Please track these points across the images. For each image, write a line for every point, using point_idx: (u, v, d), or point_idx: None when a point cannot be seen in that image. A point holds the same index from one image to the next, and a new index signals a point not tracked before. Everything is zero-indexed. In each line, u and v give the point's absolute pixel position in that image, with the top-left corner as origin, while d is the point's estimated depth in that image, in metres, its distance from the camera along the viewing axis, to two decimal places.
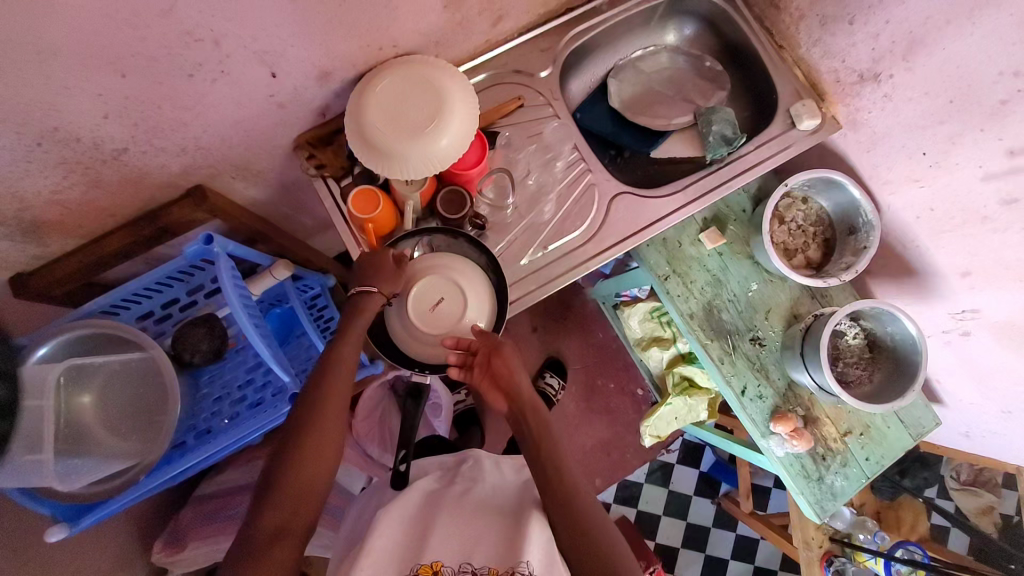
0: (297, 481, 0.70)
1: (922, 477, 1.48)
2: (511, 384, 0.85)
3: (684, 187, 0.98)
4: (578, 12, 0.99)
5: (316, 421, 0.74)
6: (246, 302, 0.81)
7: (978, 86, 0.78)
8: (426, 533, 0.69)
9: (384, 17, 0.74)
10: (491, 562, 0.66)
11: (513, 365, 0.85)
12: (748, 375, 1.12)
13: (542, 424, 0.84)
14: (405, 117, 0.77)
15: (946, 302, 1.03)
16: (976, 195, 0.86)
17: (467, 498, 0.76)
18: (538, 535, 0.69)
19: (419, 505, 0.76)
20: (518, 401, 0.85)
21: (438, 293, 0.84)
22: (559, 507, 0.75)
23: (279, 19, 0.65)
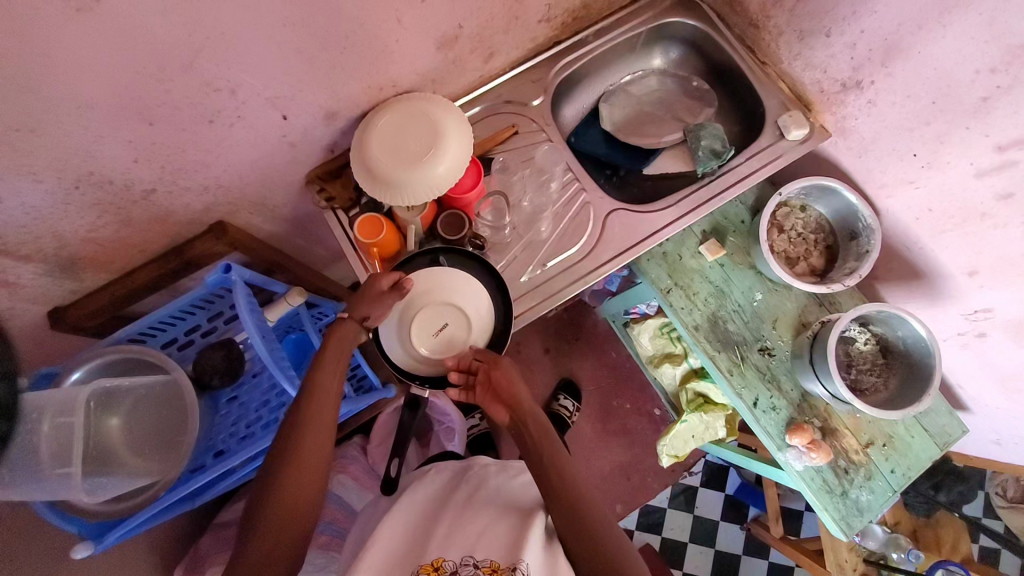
0: (299, 490, 0.74)
1: (959, 492, 1.38)
2: (511, 396, 0.87)
3: (677, 201, 1.01)
4: (565, 44, 1.06)
5: (323, 431, 0.79)
6: (261, 324, 0.86)
7: (956, 86, 0.80)
8: (430, 538, 0.79)
9: (383, 60, 0.81)
10: (492, 557, 0.74)
11: (512, 376, 0.86)
12: (759, 386, 1.10)
13: (542, 431, 0.86)
14: (405, 148, 0.83)
15: (957, 303, 1.02)
16: (972, 191, 0.86)
17: (472, 505, 0.85)
18: (536, 537, 0.75)
19: (424, 513, 0.87)
20: (518, 410, 0.87)
21: (442, 319, 0.87)
22: (559, 505, 0.78)
23: (286, 67, 0.72)
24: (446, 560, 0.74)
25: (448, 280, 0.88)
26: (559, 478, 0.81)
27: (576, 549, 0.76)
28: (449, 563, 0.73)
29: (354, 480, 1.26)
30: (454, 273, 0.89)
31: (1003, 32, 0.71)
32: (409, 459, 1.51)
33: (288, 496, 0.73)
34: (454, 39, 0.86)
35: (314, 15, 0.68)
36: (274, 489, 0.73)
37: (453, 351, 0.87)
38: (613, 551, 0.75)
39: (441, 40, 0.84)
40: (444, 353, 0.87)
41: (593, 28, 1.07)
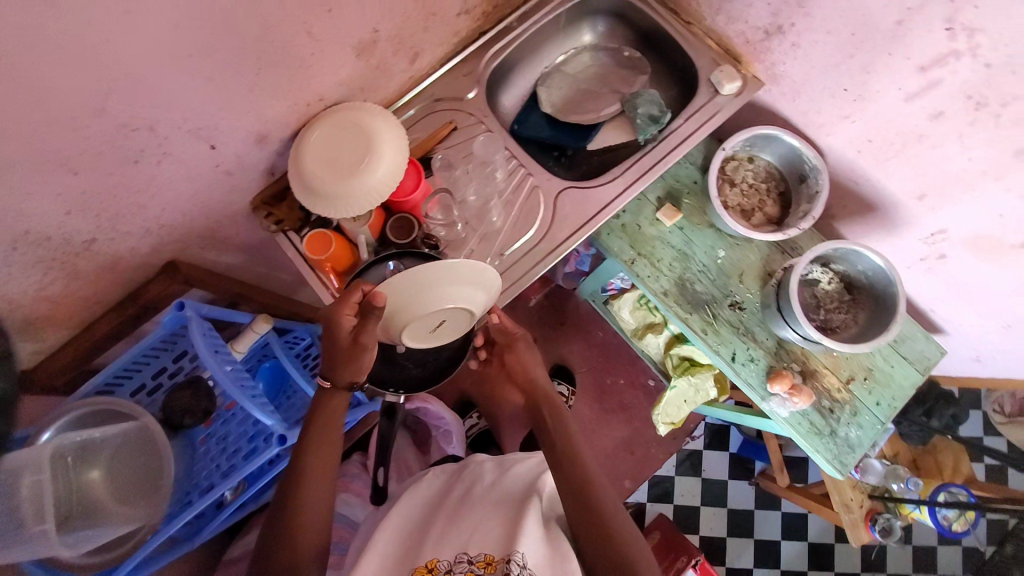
0: (305, 516, 0.80)
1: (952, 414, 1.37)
2: (527, 378, 1.05)
3: (621, 173, 1.01)
4: (491, 34, 1.06)
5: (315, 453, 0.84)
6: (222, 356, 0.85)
7: (872, 15, 0.80)
8: (423, 541, 0.83)
9: (303, 77, 0.81)
10: (486, 551, 0.76)
11: (526, 360, 1.05)
12: (735, 341, 1.11)
13: (555, 412, 0.99)
14: (339, 160, 0.82)
15: (913, 229, 1.02)
16: (906, 116, 0.87)
17: (467, 504, 0.89)
18: (532, 526, 0.78)
19: (422, 518, 0.91)
20: (534, 392, 1.03)
21: (436, 320, 0.86)
22: (568, 487, 0.87)
23: (203, 97, 0.72)
24: (441, 559, 0.77)
25: (425, 297, 0.80)
26: (571, 466, 0.89)
27: (580, 528, 0.82)
28: (443, 563, 0.77)
29: (356, 496, 1.27)
30: (432, 293, 0.80)
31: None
32: (411, 467, 1.52)
33: (296, 519, 0.80)
34: (372, 45, 0.86)
35: (218, 40, 0.67)
36: (286, 517, 0.80)
37: (456, 329, 0.91)
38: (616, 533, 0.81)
39: (359, 46, 0.84)
40: (449, 332, 0.91)
41: (516, 14, 1.07)
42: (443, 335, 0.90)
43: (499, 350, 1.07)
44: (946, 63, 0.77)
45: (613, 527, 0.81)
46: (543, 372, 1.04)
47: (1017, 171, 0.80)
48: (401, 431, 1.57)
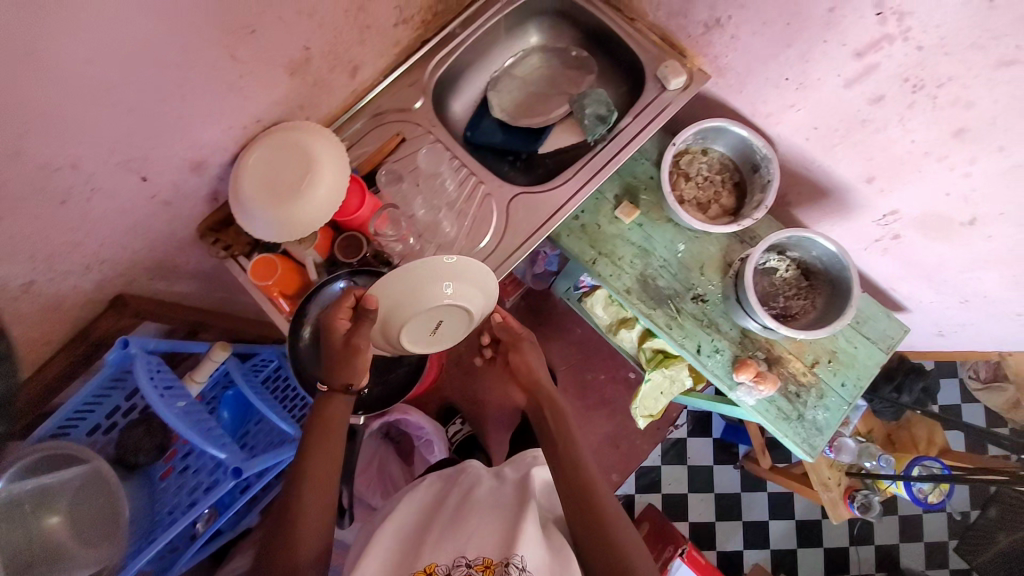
0: (305, 524, 0.76)
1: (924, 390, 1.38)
2: (531, 378, 1.06)
3: (571, 176, 1.00)
4: (433, 42, 1.04)
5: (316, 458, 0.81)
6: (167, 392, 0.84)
7: (805, 5, 0.79)
8: (421, 546, 0.82)
9: (234, 101, 0.79)
10: (485, 555, 0.78)
11: (530, 361, 1.07)
12: (700, 333, 1.12)
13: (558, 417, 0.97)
14: (277, 182, 0.81)
15: (867, 211, 1.02)
16: (847, 103, 0.87)
17: (465, 507, 0.89)
18: (532, 531, 0.80)
19: (417, 524, 0.90)
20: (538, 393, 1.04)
21: (434, 320, 0.86)
22: (570, 489, 0.88)
23: (128, 130, 0.70)
24: (440, 564, 0.78)
25: (421, 295, 0.80)
26: (575, 472, 0.91)
27: (579, 530, 0.84)
28: (441, 567, 0.77)
29: None
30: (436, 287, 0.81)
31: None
32: (395, 479, 1.52)
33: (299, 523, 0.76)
34: (305, 63, 0.84)
35: (135, 74, 0.65)
36: (285, 526, 0.76)
37: (455, 332, 0.91)
38: (616, 534, 0.82)
39: (291, 66, 0.82)
40: (449, 334, 0.91)
41: (458, 20, 1.05)
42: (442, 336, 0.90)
43: (504, 349, 1.11)
44: (880, 49, 0.76)
45: (613, 527, 0.83)
46: (549, 373, 1.06)
47: (961, 151, 0.80)
48: (383, 443, 1.57)
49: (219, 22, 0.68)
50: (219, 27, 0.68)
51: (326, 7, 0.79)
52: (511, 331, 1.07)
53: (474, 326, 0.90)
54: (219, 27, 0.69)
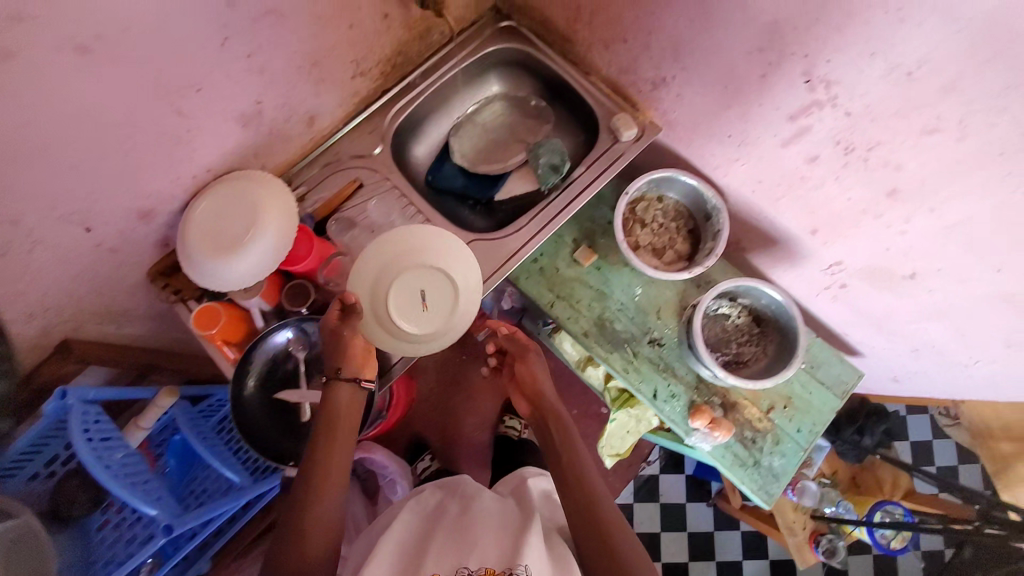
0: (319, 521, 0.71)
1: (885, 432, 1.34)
2: (534, 391, 1.00)
3: (522, 224, 1.03)
4: (393, 91, 1.07)
5: (326, 453, 0.76)
6: (100, 444, 0.84)
7: (739, 71, 0.83)
8: (421, 556, 0.79)
9: (184, 154, 0.80)
10: (487, 563, 0.75)
11: (533, 371, 1.00)
12: (656, 377, 1.12)
13: (563, 429, 0.94)
14: (223, 231, 0.82)
15: (815, 260, 1.04)
16: (786, 161, 0.90)
17: (467, 520, 0.86)
18: (537, 544, 0.78)
19: (417, 534, 0.86)
20: (542, 409, 0.98)
21: (419, 290, 0.88)
22: (574, 499, 0.85)
23: (69, 185, 0.70)
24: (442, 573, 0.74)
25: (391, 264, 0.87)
26: (579, 484, 0.87)
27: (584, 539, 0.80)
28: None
29: None
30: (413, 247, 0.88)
31: (761, 14, 0.73)
32: (358, 519, 1.49)
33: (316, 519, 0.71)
34: (257, 115, 0.85)
35: (75, 133, 0.66)
36: (297, 519, 0.71)
37: (446, 307, 0.88)
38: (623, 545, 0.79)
39: (243, 118, 0.83)
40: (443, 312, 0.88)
41: (419, 71, 1.09)
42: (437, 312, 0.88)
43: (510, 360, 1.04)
44: (812, 113, 0.79)
45: (617, 539, 0.79)
46: (554, 387, 0.99)
47: (895, 210, 0.81)
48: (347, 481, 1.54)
49: (163, 81, 0.69)
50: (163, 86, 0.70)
51: (277, 64, 0.81)
52: (518, 339, 1.03)
53: (460, 292, 0.88)
54: (163, 86, 0.70)
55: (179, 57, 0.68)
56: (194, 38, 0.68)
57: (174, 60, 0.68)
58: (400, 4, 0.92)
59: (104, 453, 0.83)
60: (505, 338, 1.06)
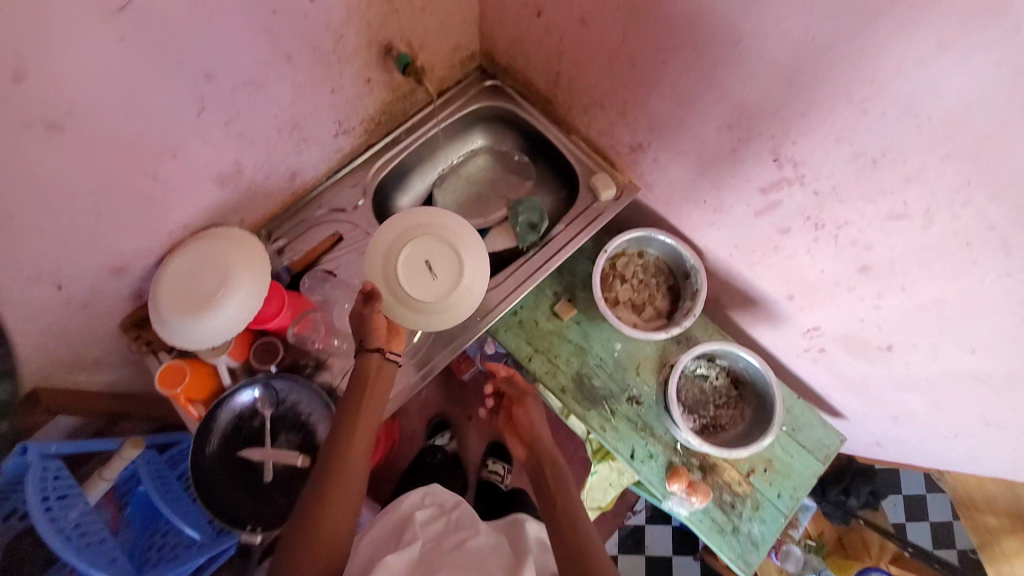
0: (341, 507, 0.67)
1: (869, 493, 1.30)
2: (532, 434, 1.04)
3: (501, 282, 1.03)
4: (378, 146, 1.09)
5: (349, 441, 0.72)
6: (56, 504, 0.81)
7: (710, 144, 0.84)
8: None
9: (160, 211, 0.81)
10: None
11: (532, 418, 1.06)
12: (634, 437, 1.10)
13: (557, 470, 0.95)
14: (196, 290, 0.82)
15: (794, 324, 1.03)
16: (759, 230, 0.90)
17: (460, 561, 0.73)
18: None
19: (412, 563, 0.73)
20: (538, 450, 1.00)
21: (423, 259, 0.92)
22: (567, 537, 0.80)
23: (38, 245, 0.70)
24: None
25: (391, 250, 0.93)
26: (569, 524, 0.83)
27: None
28: None
29: None
30: (407, 224, 0.94)
31: (727, 96, 0.74)
32: None
33: (331, 513, 0.66)
34: (236, 174, 0.87)
35: (45, 198, 0.66)
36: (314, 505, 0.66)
37: (453, 271, 0.93)
38: None
39: (221, 178, 0.85)
40: (454, 272, 0.93)
41: (403, 127, 1.10)
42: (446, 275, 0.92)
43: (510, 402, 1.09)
44: (781, 189, 0.79)
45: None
46: (550, 430, 1.04)
47: (867, 284, 0.80)
48: None
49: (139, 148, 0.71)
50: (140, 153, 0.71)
51: (256, 127, 0.82)
52: (516, 383, 1.09)
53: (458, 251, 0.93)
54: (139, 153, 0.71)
55: (154, 126, 0.70)
56: (172, 109, 0.70)
57: (150, 129, 0.70)
58: (382, 68, 0.94)
59: (59, 512, 0.81)
60: (505, 382, 1.12)
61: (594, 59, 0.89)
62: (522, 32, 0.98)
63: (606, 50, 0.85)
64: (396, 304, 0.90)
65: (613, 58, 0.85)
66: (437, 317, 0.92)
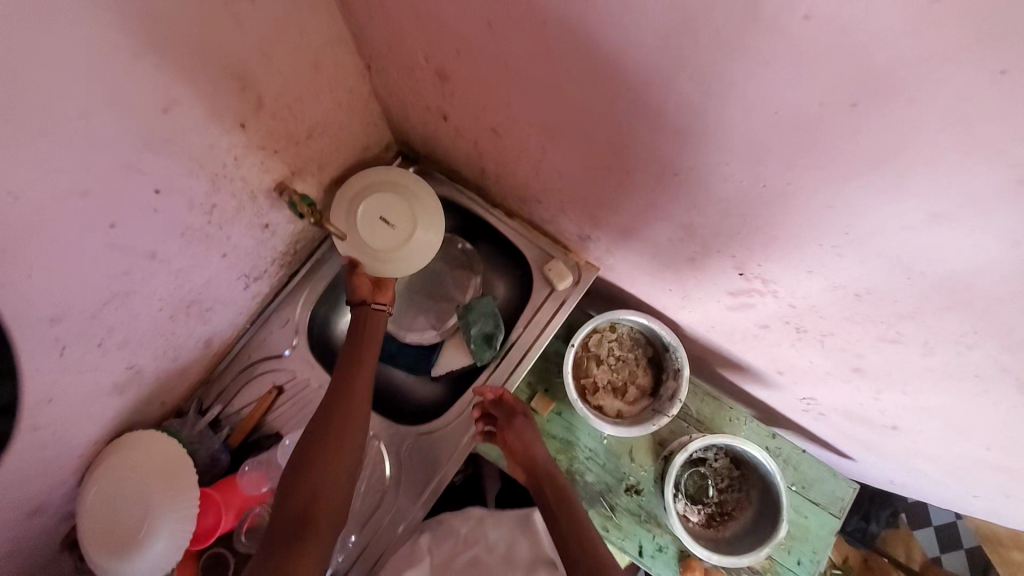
0: (349, 437, 0.76)
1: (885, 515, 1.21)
2: (528, 458, 0.90)
3: (463, 403, 0.95)
4: (301, 273, 0.96)
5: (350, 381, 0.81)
6: None
7: (665, 249, 0.73)
8: None
9: (56, 453, 0.69)
10: None
11: (525, 439, 0.90)
12: (640, 531, 1.01)
13: (561, 500, 0.86)
14: (125, 515, 0.72)
15: (789, 391, 0.94)
16: (736, 321, 0.80)
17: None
18: None
19: None
20: (537, 474, 0.89)
21: (377, 216, 0.84)
22: (579, 549, 0.78)
23: None
24: None
25: (344, 222, 0.85)
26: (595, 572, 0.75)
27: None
28: None
29: None
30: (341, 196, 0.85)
31: (675, 216, 0.63)
32: None
33: (343, 444, 0.75)
34: (136, 375, 0.75)
35: None
36: (325, 434, 0.75)
37: (409, 215, 0.85)
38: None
39: (118, 387, 0.73)
40: (412, 209, 0.85)
41: (329, 241, 0.98)
42: (401, 207, 0.85)
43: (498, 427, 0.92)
44: (752, 295, 0.69)
45: None
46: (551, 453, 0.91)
47: (863, 380, 0.71)
48: None
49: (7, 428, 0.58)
50: (8, 430, 0.58)
51: (140, 329, 0.70)
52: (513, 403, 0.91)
53: (398, 191, 0.84)
54: (6, 431, 0.58)
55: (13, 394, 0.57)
56: (22, 368, 0.57)
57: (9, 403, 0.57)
58: (277, 209, 0.81)
59: None
60: (493, 405, 0.92)
61: (516, 165, 0.77)
62: (433, 132, 0.84)
63: (529, 157, 0.72)
64: (388, 264, 0.86)
65: (536, 166, 0.74)
66: (423, 243, 0.87)
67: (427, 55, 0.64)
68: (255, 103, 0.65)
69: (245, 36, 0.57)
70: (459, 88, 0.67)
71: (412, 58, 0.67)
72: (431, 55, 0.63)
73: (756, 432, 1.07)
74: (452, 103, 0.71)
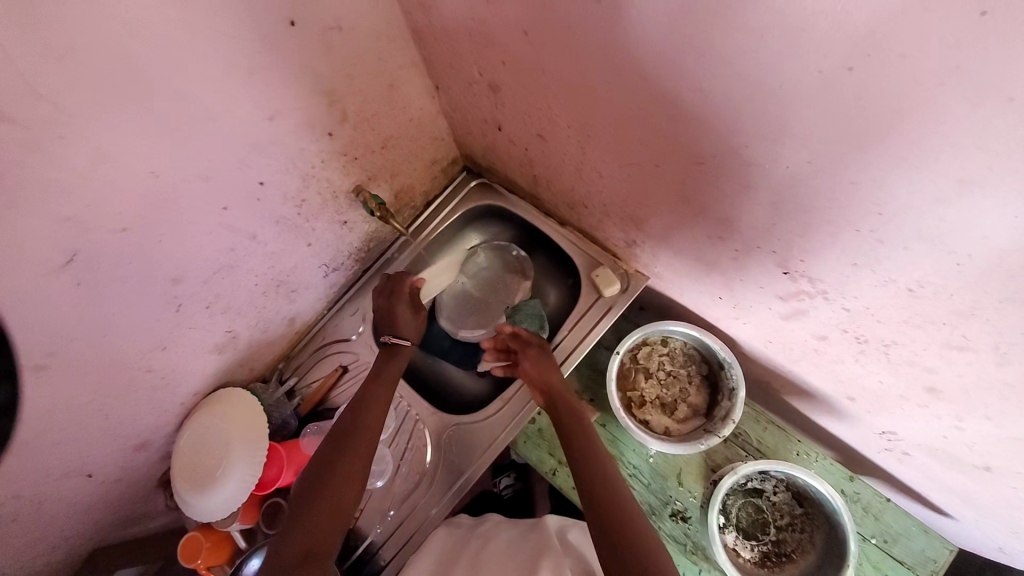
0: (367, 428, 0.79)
1: None
2: (544, 383, 0.87)
3: (509, 397, 0.97)
4: (374, 269, 1.09)
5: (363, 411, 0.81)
6: None
7: (704, 249, 0.72)
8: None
9: (167, 395, 0.85)
10: None
11: (539, 363, 0.89)
12: (684, 561, 0.93)
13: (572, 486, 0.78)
14: (206, 458, 0.85)
15: (864, 423, 0.84)
16: (791, 331, 0.75)
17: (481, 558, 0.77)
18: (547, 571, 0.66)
19: None
20: (550, 396, 0.86)
21: None
22: None
23: (61, 468, 0.74)
24: None
25: None
26: None
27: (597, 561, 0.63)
28: None
29: None
30: None
31: (709, 210, 0.63)
32: None
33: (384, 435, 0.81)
34: (232, 340, 0.90)
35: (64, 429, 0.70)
36: (352, 429, 0.78)
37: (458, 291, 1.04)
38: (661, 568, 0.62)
39: (217, 347, 0.88)
40: None
41: (398, 242, 1.10)
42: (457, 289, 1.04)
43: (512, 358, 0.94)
44: (802, 299, 0.65)
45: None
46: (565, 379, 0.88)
47: (942, 404, 0.63)
48: None
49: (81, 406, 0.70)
50: (61, 419, 0.69)
51: (239, 298, 0.85)
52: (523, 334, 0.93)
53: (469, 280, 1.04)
54: (11, 425, 0.63)
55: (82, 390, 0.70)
56: (150, 317, 0.72)
57: (15, 398, 0.62)
58: (355, 209, 0.94)
59: None
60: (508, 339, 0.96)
61: (562, 169, 0.82)
62: (491, 142, 0.92)
63: (572, 161, 0.77)
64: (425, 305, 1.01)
65: (579, 168, 0.78)
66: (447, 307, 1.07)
67: (481, 70, 0.73)
68: (340, 114, 0.78)
69: (333, 62, 0.70)
70: (509, 96, 0.74)
71: (470, 74, 0.76)
72: (484, 68, 0.72)
73: (831, 472, 0.95)
74: (504, 112, 0.79)
